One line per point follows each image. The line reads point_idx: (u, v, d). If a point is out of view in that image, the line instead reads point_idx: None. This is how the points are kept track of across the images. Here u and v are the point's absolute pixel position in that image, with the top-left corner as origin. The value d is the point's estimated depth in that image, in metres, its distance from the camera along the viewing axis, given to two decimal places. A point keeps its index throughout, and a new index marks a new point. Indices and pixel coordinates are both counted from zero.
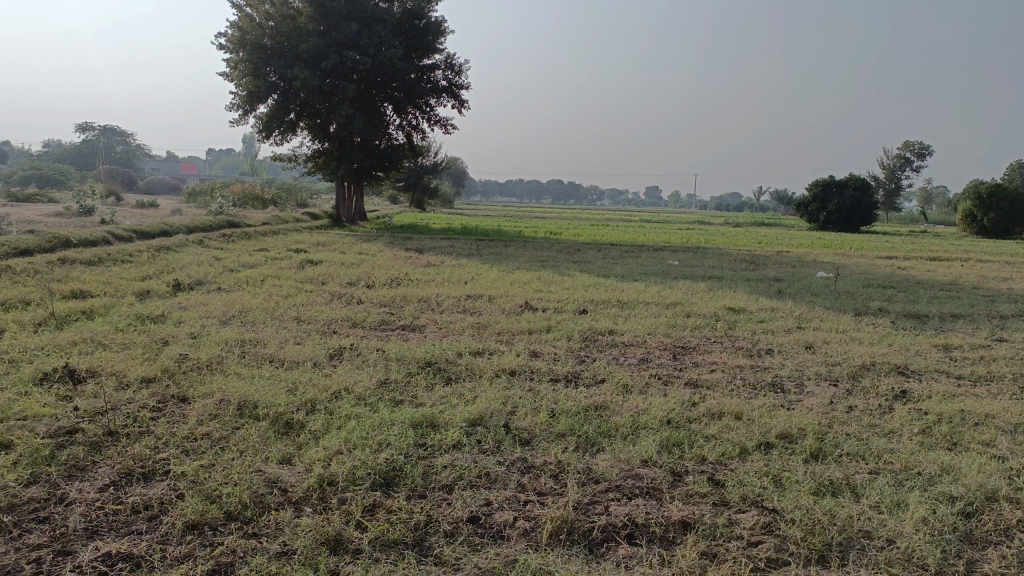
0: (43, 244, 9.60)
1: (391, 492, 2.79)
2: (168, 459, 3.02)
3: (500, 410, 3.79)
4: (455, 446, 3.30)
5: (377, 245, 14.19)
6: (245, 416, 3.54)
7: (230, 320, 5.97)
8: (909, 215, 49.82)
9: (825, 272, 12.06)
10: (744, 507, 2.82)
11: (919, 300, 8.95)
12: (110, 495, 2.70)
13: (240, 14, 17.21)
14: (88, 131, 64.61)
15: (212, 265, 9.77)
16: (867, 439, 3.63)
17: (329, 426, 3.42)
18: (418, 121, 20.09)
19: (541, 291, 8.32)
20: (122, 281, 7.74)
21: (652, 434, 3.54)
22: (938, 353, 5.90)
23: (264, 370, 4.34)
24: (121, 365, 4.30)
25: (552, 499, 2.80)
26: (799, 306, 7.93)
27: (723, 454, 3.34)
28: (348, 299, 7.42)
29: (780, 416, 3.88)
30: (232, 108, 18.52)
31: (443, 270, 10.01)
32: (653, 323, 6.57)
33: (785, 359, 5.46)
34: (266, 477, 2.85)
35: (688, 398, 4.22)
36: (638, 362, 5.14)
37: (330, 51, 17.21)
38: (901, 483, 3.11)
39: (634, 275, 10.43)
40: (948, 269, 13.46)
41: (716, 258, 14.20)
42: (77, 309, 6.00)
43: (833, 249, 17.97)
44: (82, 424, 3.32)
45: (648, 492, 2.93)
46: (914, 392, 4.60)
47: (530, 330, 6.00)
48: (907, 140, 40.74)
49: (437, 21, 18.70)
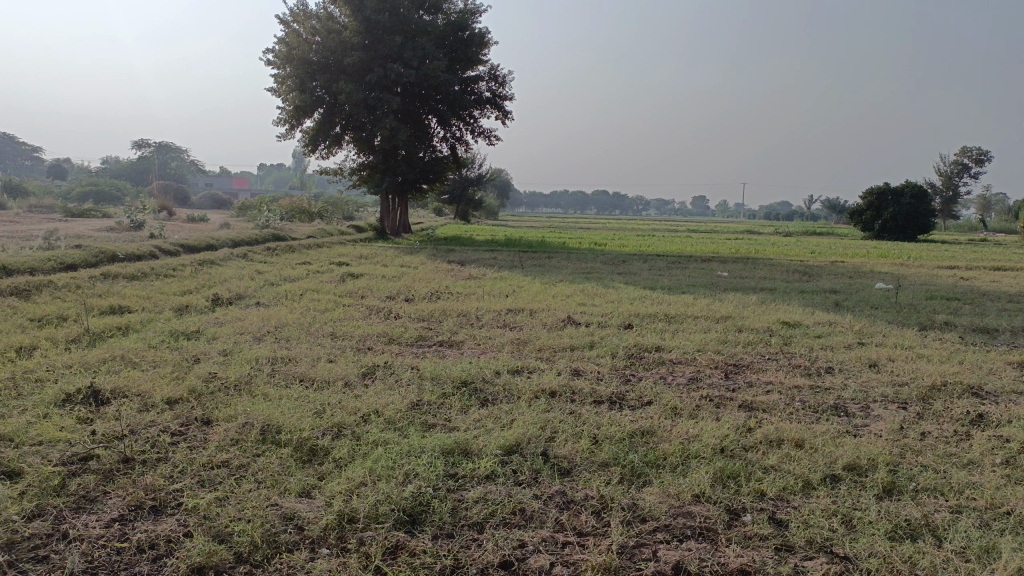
0: (89, 258, 9.67)
1: (415, 532, 2.55)
2: (182, 491, 2.83)
3: (538, 436, 3.52)
4: (488, 477, 3.05)
5: (420, 257, 14.05)
6: (267, 442, 3.34)
7: (264, 336, 5.81)
8: (966, 224, 48.31)
9: (885, 282, 11.56)
10: (811, 554, 2.50)
11: (987, 313, 8.45)
12: (116, 532, 2.50)
13: (287, 30, 17.32)
14: (144, 147, 66.53)
15: (254, 278, 9.74)
16: (945, 471, 3.27)
17: (355, 454, 3.19)
18: (462, 133, 20.00)
19: (584, 304, 8.06)
20: (161, 295, 7.69)
21: (705, 464, 3.24)
22: (1014, 372, 5.44)
23: (292, 392, 4.14)
24: (148, 385, 4.14)
25: (594, 541, 2.53)
26: (859, 320, 7.51)
27: (784, 488, 3.03)
28: (386, 314, 7.25)
29: (846, 445, 3.54)
30: (278, 122, 18.67)
31: (484, 283, 9.81)
32: (703, 339, 6.23)
33: (847, 378, 5.09)
34: (282, 512, 2.63)
35: (743, 422, 3.89)
36: (687, 382, 4.82)
37: (374, 64, 17.22)
38: (987, 525, 2.74)
39: (682, 287, 10.10)
40: (1014, 279, 12.78)
41: (767, 268, 13.80)
42: (114, 325, 5.91)
43: (891, 258, 17.27)
44: (97, 450, 3.16)
45: (701, 534, 2.63)
46: (991, 417, 4.19)
47: (573, 346, 5.72)
48: (965, 146, 39.38)
49: (481, 32, 18.64)
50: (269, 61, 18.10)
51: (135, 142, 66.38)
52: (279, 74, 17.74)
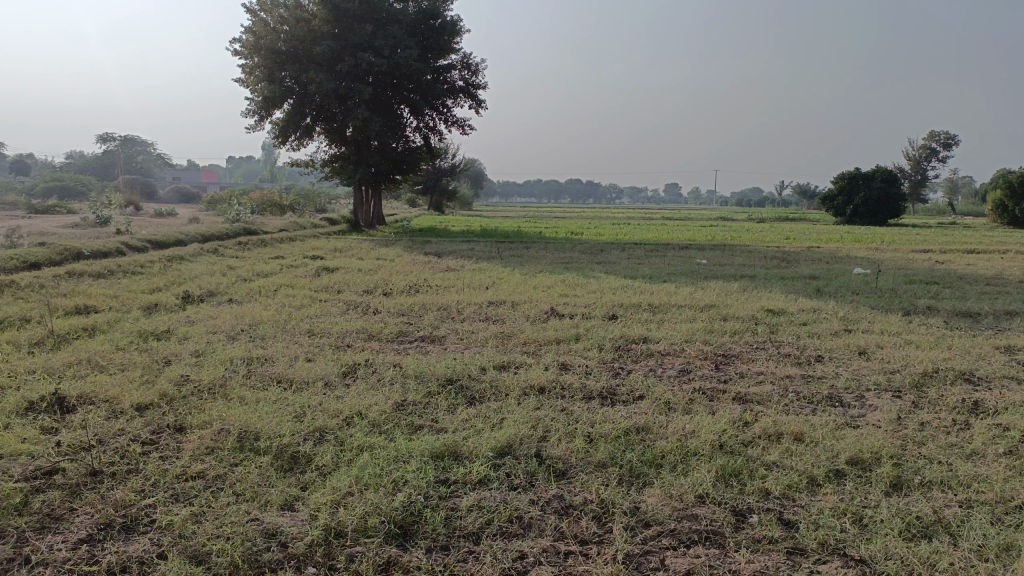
0: (53, 256, 9.34)
1: (408, 546, 2.39)
2: (156, 506, 2.65)
3: (530, 436, 3.38)
4: (481, 483, 2.90)
5: (396, 249, 13.83)
6: (245, 451, 3.15)
7: (238, 335, 5.60)
8: (935, 208, 48.99)
9: (862, 267, 11.59)
10: (825, 557, 2.39)
11: (967, 296, 8.47)
12: (84, 554, 2.32)
13: (254, 19, 16.90)
14: (109, 141, 65.19)
15: (225, 274, 9.46)
16: (950, 464, 3.17)
17: (339, 461, 3.03)
18: (435, 122, 19.74)
19: (566, 295, 7.93)
20: (129, 293, 7.42)
21: (705, 462, 3.12)
22: (1003, 356, 5.39)
23: (270, 394, 3.95)
24: (117, 390, 3.93)
25: (598, 550, 2.39)
26: (843, 306, 7.46)
27: (789, 486, 2.92)
28: (364, 309, 7.05)
29: (847, 438, 3.44)
30: (248, 113, 18.28)
31: (463, 275, 9.64)
32: (689, 329, 6.12)
33: (838, 366, 5.01)
34: (263, 528, 2.46)
35: (739, 416, 3.78)
36: (678, 374, 4.70)
37: (344, 53, 16.88)
38: (999, 520, 2.64)
39: (663, 275, 10.00)
40: (989, 262, 12.86)
41: (745, 255, 13.76)
42: (79, 326, 5.66)
43: (865, 244, 17.36)
44: (62, 464, 2.96)
45: (709, 538, 2.51)
46: (987, 404, 4.12)
47: (559, 339, 5.58)
48: (933, 130, 39.84)
49: (453, 20, 18.36)
50: (236, 51, 17.66)
51: (99, 137, 65.25)
52: (246, 65, 17.34)
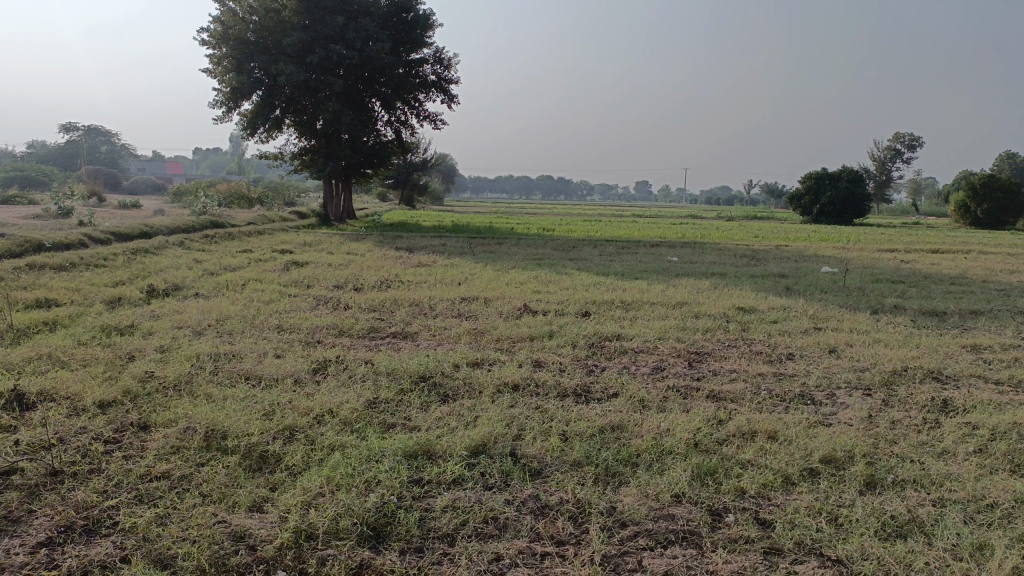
0: (13, 247, 9.07)
1: (380, 548, 2.34)
2: (118, 508, 2.56)
3: (505, 434, 3.33)
4: (455, 482, 2.85)
5: (366, 244, 13.70)
6: (211, 450, 3.07)
7: (204, 330, 5.48)
8: (899, 208, 49.91)
9: (829, 266, 11.73)
10: (801, 558, 2.38)
11: (933, 295, 8.59)
12: (41, 559, 2.23)
13: (222, 8, 16.62)
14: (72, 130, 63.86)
15: (192, 268, 9.29)
16: (922, 462, 3.19)
17: (310, 460, 2.96)
18: (407, 116, 19.59)
19: (539, 291, 7.89)
20: (92, 287, 7.23)
21: (681, 461, 3.10)
22: (969, 355, 5.46)
23: (237, 391, 3.86)
24: (78, 387, 3.81)
25: (574, 552, 2.36)
26: (812, 304, 7.52)
27: (764, 485, 2.91)
28: (335, 304, 6.95)
29: (821, 436, 3.44)
30: (215, 104, 17.96)
31: (435, 270, 9.56)
32: (662, 326, 6.12)
33: (809, 364, 5.03)
34: (232, 530, 2.39)
35: (714, 414, 3.77)
36: (651, 372, 4.69)
37: (315, 45, 16.67)
38: (971, 520, 2.66)
39: (635, 272, 10.02)
40: (952, 262, 13.09)
41: (716, 253, 13.85)
42: (40, 320, 5.50)
43: (832, 242, 17.57)
44: (20, 463, 2.85)
45: (685, 538, 2.49)
46: (956, 402, 4.16)
47: (532, 336, 5.54)
48: (898, 131, 40.55)
49: (426, 13, 18.21)
50: (204, 41, 17.35)
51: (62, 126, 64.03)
52: (214, 55, 17.04)
